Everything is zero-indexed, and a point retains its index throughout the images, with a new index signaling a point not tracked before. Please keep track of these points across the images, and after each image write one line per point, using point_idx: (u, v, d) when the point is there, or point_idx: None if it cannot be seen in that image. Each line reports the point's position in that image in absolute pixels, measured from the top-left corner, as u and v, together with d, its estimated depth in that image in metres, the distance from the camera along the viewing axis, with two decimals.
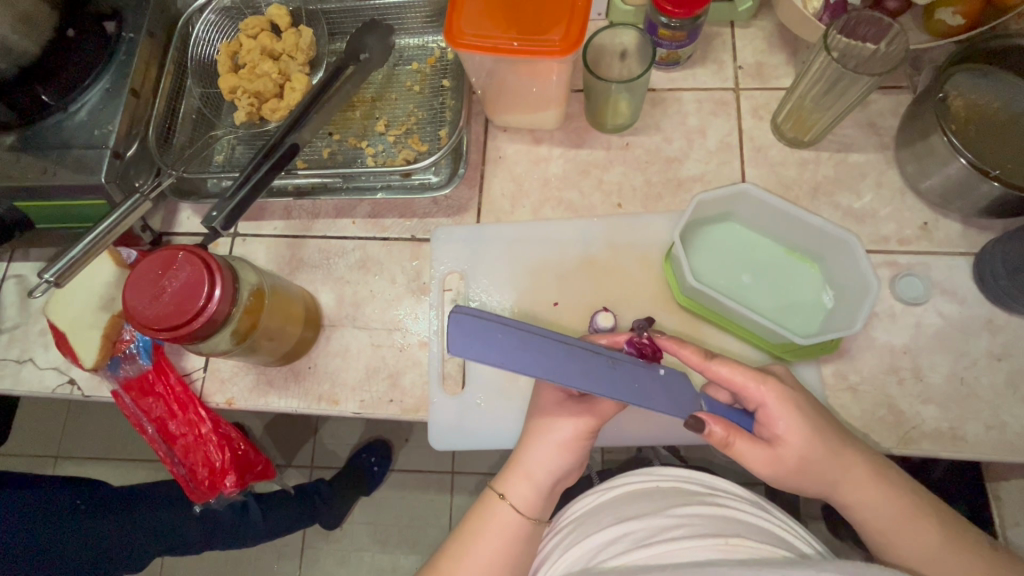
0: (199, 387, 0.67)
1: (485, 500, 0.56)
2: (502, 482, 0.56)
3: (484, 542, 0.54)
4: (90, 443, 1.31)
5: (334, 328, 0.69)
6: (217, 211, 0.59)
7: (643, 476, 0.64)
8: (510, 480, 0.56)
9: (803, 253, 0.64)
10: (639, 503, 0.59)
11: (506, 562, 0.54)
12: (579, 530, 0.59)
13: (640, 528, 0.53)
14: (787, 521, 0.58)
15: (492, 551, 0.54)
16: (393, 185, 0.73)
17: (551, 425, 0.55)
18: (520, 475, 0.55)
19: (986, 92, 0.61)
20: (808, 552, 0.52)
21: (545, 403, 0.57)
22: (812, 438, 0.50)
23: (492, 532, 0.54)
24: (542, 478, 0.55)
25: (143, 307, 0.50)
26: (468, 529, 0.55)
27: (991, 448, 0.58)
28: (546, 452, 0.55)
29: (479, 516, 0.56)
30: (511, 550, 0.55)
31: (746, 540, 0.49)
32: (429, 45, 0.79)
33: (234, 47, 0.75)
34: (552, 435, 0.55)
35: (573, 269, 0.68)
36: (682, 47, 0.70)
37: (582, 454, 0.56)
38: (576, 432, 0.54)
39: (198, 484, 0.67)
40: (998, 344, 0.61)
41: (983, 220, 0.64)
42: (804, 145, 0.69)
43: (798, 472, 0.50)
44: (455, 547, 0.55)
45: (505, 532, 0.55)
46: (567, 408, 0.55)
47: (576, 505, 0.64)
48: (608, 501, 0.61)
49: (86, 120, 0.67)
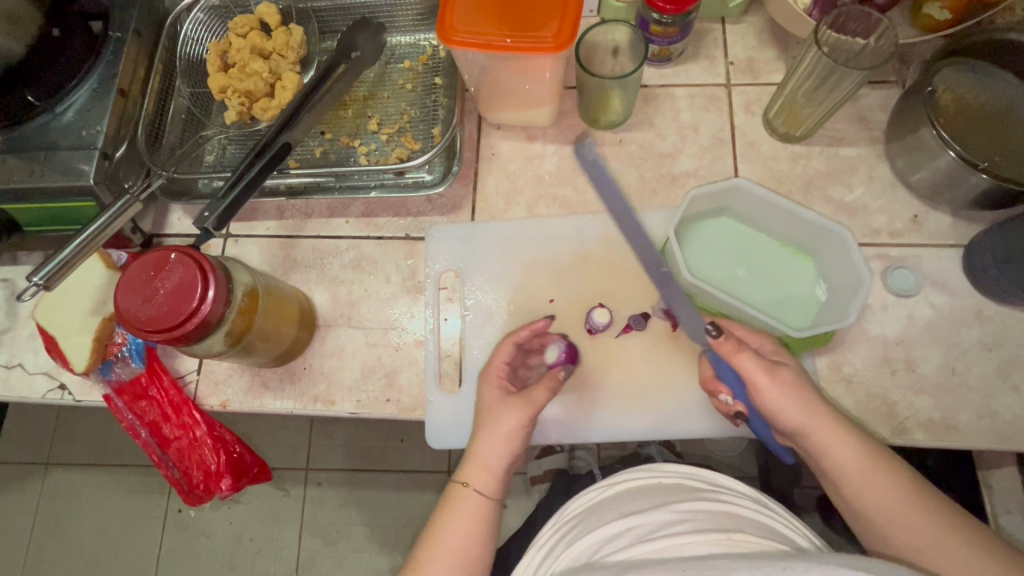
0: (193, 390, 0.66)
1: (451, 493, 0.57)
2: (462, 472, 0.57)
3: (454, 533, 0.55)
4: (80, 450, 1.30)
5: (329, 328, 0.68)
6: (208, 211, 0.59)
7: (645, 472, 0.63)
8: (468, 468, 0.57)
9: (796, 247, 0.64)
10: (642, 499, 0.58)
11: (475, 556, 0.55)
12: (581, 525, 0.58)
13: (642, 523, 0.53)
14: (785, 515, 0.58)
15: (459, 546, 0.54)
16: (387, 184, 0.72)
17: (493, 414, 0.58)
18: (476, 462, 0.57)
19: (975, 86, 0.62)
20: (805, 546, 0.53)
21: (489, 398, 0.59)
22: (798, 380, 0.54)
23: (458, 522, 0.55)
24: (497, 465, 0.57)
25: (134, 309, 0.49)
26: (440, 519, 0.56)
27: (983, 437, 0.58)
28: (495, 440, 0.57)
29: (448, 504, 0.56)
30: (477, 540, 0.55)
31: (748, 536, 0.50)
32: (421, 43, 0.79)
33: (223, 47, 0.74)
34: (497, 425, 0.57)
35: (568, 265, 0.68)
36: (674, 43, 0.70)
37: (522, 439, 0.58)
38: (506, 417, 0.57)
39: (193, 487, 0.67)
40: (987, 335, 0.61)
41: (971, 212, 0.65)
42: (796, 140, 0.70)
43: (792, 416, 0.53)
44: (428, 541, 0.55)
45: (471, 519, 0.55)
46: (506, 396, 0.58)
47: (577, 500, 0.63)
48: (611, 496, 0.61)
49: (73, 120, 0.66)
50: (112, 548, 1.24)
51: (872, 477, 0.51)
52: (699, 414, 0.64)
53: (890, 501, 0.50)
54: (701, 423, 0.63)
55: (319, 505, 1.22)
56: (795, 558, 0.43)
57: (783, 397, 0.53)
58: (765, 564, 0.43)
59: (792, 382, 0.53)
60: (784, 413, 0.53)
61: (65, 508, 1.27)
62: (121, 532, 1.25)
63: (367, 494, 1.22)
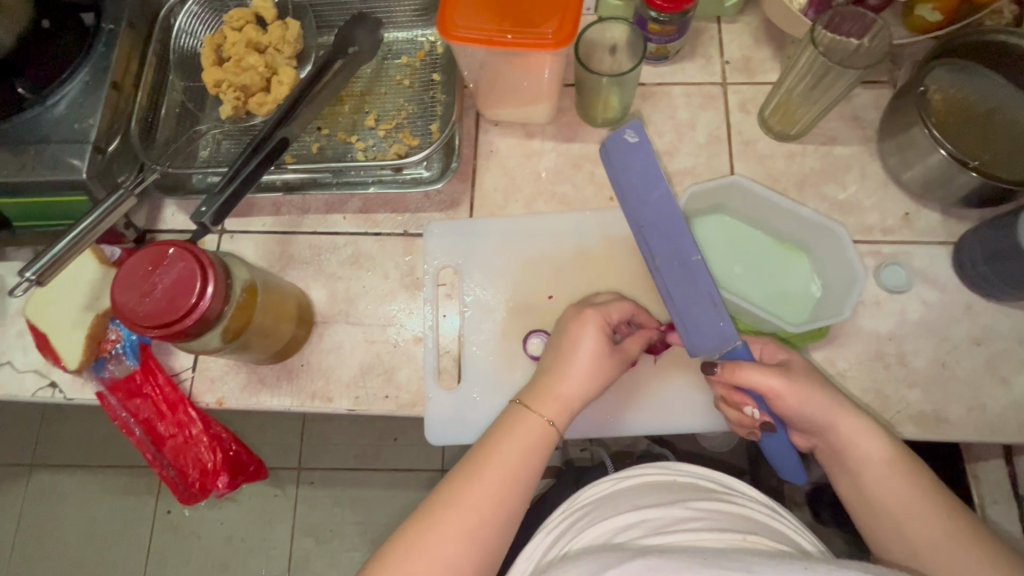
0: (188, 387, 0.65)
1: (513, 412, 0.56)
2: (533, 396, 0.56)
3: (508, 449, 0.54)
4: (66, 451, 1.27)
5: (326, 325, 0.68)
6: (206, 206, 0.59)
7: (656, 468, 0.64)
8: (545, 395, 0.56)
9: (792, 244, 0.65)
10: (655, 494, 0.59)
11: (525, 479, 0.54)
12: (594, 512, 0.58)
13: (658, 515, 0.54)
14: (792, 522, 0.59)
15: (511, 464, 0.53)
16: (384, 179, 0.72)
17: (592, 346, 0.57)
18: (557, 391, 0.56)
19: (964, 86, 0.63)
20: (811, 550, 0.54)
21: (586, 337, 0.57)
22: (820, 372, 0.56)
23: (516, 440, 0.54)
24: (577, 401, 0.56)
25: (131, 304, 0.48)
26: (493, 437, 0.55)
27: (972, 429, 0.60)
28: (582, 370, 0.56)
29: (507, 424, 0.55)
30: (530, 463, 0.54)
31: (762, 539, 0.51)
32: (418, 39, 0.79)
33: (218, 40, 0.73)
34: (589, 352, 0.57)
35: (567, 262, 0.68)
36: (672, 42, 0.71)
37: (605, 379, 0.57)
38: (599, 352, 0.57)
39: (188, 486, 0.66)
40: (976, 329, 0.63)
41: (960, 210, 0.66)
42: (790, 139, 0.71)
43: (813, 411, 0.53)
44: (473, 458, 0.54)
45: (531, 443, 0.54)
46: (603, 326, 0.58)
47: (589, 490, 0.63)
48: (625, 488, 0.61)
49: (65, 113, 0.64)
50: (99, 550, 1.22)
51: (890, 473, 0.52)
52: (696, 407, 0.64)
53: (909, 500, 0.51)
54: (698, 414, 0.64)
55: (312, 504, 1.21)
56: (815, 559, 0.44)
57: (799, 398, 0.53)
58: (788, 561, 0.44)
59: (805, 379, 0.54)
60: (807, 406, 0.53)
61: (51, 510, 1.25)
62: (110, 533, 1.23)
63: (360, 492, 1.21)
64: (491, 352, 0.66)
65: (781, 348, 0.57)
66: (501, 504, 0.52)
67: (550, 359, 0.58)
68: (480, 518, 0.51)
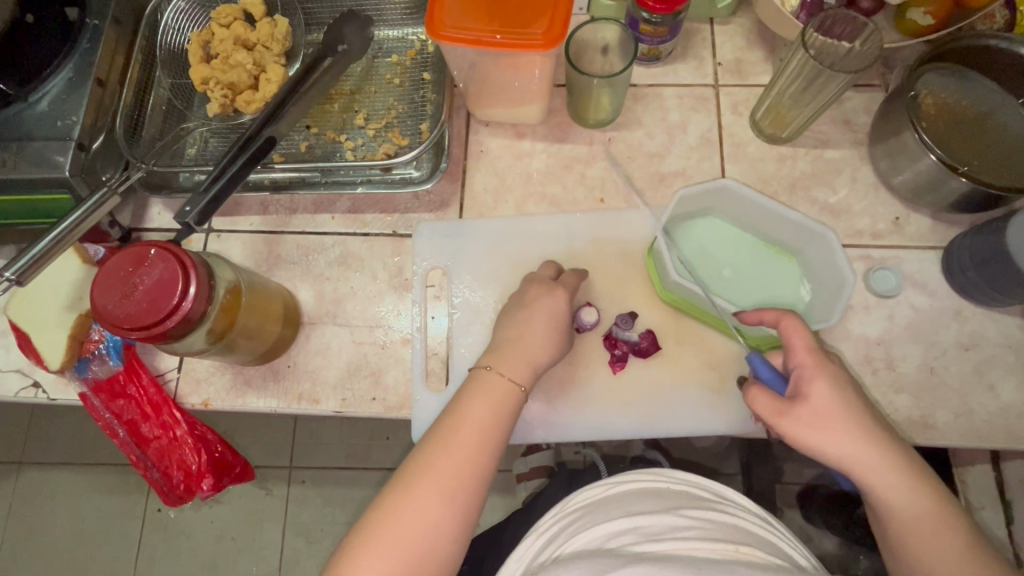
0: (173, 388, 0.65)
1: (477, 376, 0.56)
2: (495, 359, 0.57)
3: (475, 409, 0.54)
4: (54, 448, 1.26)
5: (314, 326, 0.67)
6: (191, 206, 0.58)
7: (649, 475, 0.63)
8: (506, 355, 0.57)
9: (782, 247, 0.64)
10: (649, 501, 0.58)
11: (494, 437, 0.53)
12: (588, 517, 0.58)
13: (652, 523, 0.54)
14: (784, 533, 0.59)
15: (479, 424, 0.53)
16: (373, 180, 0.71)
17: (555, 308, 0.59)
18: (522, 353, 0.57)
19: (956, 91, 0.63)
20: (805, 566, 0.54)
21: (543, 300, 0.59)
22: (849, 406, 0.50)
23: (481, 399, 0.54)
24: (538, 360, 0.57)
25: (112, 306, 0.48)
26: (461, 401, 0.55)
27: (959, 435, 0.60)
28: (542, 328, 0.58)
29: (473, 387, 0.55)
30: (498, 421, 0.54)
31: (754, 550, 0.51)
32: (409, 37, 0.78)
33: (206, 37, 0.73)
34: (547, 310, 0.59)
35: (557, 264, 0.68)
36: (664, 43, 0.71)
37: (564, 341, 0.59)
38: (557, 315, 0.59)
39: (173, 488, 0.66)
40: (964, 335, 0.63)
41: (950, 214, 0.66)
42: (782, 142, 0.71)
43: (836, 452, 0.49)
44: (444, 424, 0.53)
45: (497, 402, 0.54)
46: (563, 292, 0.60)
47: (584, 492, 0.63)
48: (619, 493, 0.61)
49: (47, 110, 0.64)
50: (88, 549, 1.21)
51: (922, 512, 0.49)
52: (685, 411, 0.63)
53: (931, 547, 0.48)
54: (688, 418, 0.63)
55: (302, 503, 1.21)
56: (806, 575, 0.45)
57: (818, 435, 0.50)
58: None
59: (829, 418, 0.49)
60: (824, 446, 0.49)
61: (39, 508, 1.24)
62: (99, 533, 1.22)
63: (351, 492, 1.21)
64: (479, 354, 0.66)
65: (812, 382, 0.50)
66: (472, 465, 0.51)
67: (510, 325, 0.59)
68: (454, 480, 0.51)
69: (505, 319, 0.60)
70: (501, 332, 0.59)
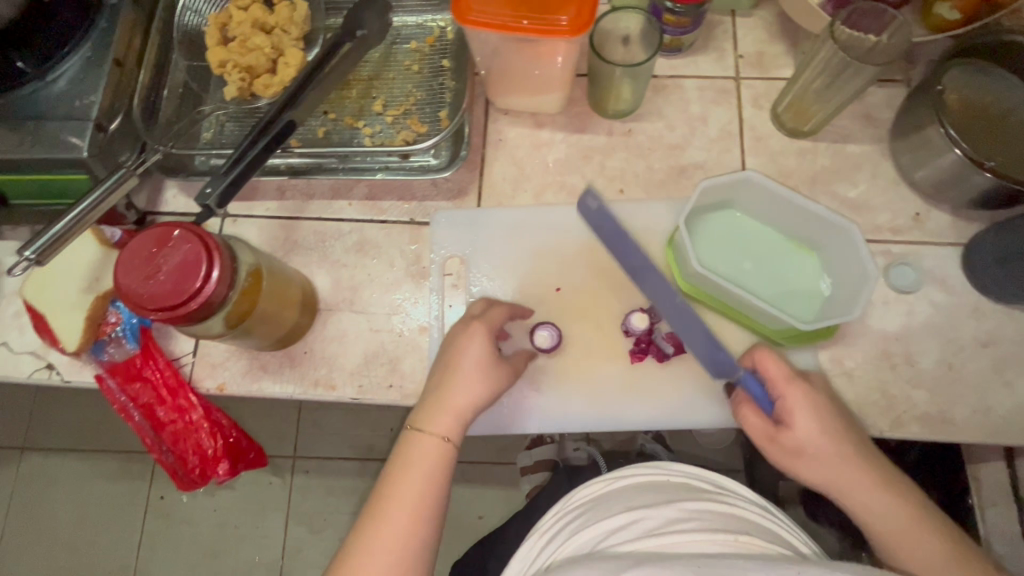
0: (188, 372, 0.64)
1: (408, 440, 0.54)
2: (420, 418, 0.55)
3: (413, 476, 0.52)
4: (57, 434, 1.26)
5: (330, 312, 0.67)
6: (211, 188, 0.58)
7: (649, 469, 0.63)
8: (436, 415, 0.54)
9: (801, 242, 0.64)
10: (649, 495, 0.58)
11: (430, 501, 0.52)
12: (585, 515, 0.58)
13: (649, 518, 0.53)
14: (785, 522, 0.58)
15: (421, 492, 0.52)
16: (391, 166, 0.71)
17: (470, 359, 0.56)
18: (443, 407, 0.55)
19: (981, 87, 0.63)
20: (806, 553, 0.54)
21: (469, 349, 0.56)
22: (831, 435, 0.52)
23: (418, 467, 0.53)
24: (463, 410, 0.55)
25: (135, 286, 0.47)
26: (395, 470, 0.53)
27: (977, 431, 0.60)
28: (466, 382, 0.55)
29: (406, 454, 0.53)
30: (434, 486, 0.52)
31: (755, 539, 0.50)
32: (428, 24, 0.77)
33: (224, 19, 0.72)
34: (466, 361, 0.55)
35: (576, 254, 0.68)
36: (686, 34, 0.70)
37: (494, 383, 0.56)
38: (480, 363, 0.56)
39: (188, 471, 0.66)
40: (984, 332, 0.63)
41: (971, 211, 0.66)
42: (803, 135, 0.70)
43: (818, 469, 0.52)
44: (381, 495, 0.52)
45: (428, 467, 0.53)
46: (479, 333, 0.57)
47: (583, 489, 0.63)
48: (618, 489, 0.60)
49: (65, 90, 0.63)
50: (89, 536, 1.21)
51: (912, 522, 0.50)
52: (704, 404, 0.63)
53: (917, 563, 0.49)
54: (706, 410, 0.63)
55: (306, 492, 1.21)
56: (806, 561, 0.44)
57: (803, 450, 0.53)
58: (779, 564, 0.44)
59: (813, 436, 0.52)
60: (808, 472, 0.53)
61: (42, 493, 1.24)
62: (100, 519, 1.22)
63: (355, 482, 1.21)
64: None
65: (794, 411, 0.53)
66: (412, 536, 0.50)
67: (435, 374, 0.57)
68: (405, 535, 0.50)
69: (434, 365, 0.58)
70: (430, 385, 0.56)
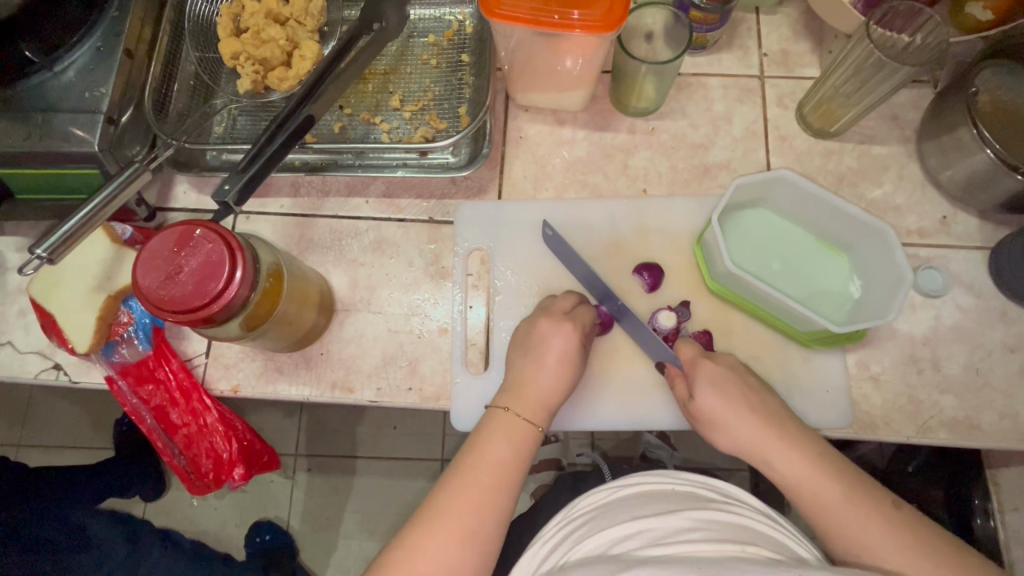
0: (201, 374, 0.63)
1: (491, 415, 0.55)
2: (507, 397, 0.56)
3: (494, 446, 0.53)
4: (55, 431, 1.24)
5: (347, 313, 0.66)
6: (229, 185, 0.56)
7: (654, 475, 0.58)
8: (523, 394, 0.56)
9: (833, 243, 0.64)
10: (654, 503, 0.54)
11: (512, 476, 0.52)
12: (585, 526, 0.54)
13: (654, 528, 0.49)
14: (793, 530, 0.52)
15: (500, 460, 0.52)
16: (410, 163, 0.69)
17: (548, 376, 0.56)
18: (533, 391, 0.56)
19: (1013, 87, 0.62)
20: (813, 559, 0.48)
21: (554, 341, 0.57)
22: (731, 403, 0.54)
23: (499, 435, 0.54)
24: (555, 397, 0.56)
25: (157, 287, 0.46)
26: (477, 437, 0.54)
27: (1004, 437, 0.59)
28: (552, 364, 0.56)
29: (487, 429, 0.54)
30: (518, 456, 0.53)
31: (763, 550, 0.47)
32: (446, 17, 0.75)
33: (236, 9, 0.70)
34: (558, 346, 0.57)
35: (599, 254, 0.66)
36: (713, 30, 0.69)
37: (578, 371, 0.58)
38: (566, 348, 0.57)
39: (201, 476, 0.63)
40: (1011, 336, 0.62)
41: (999, 215, 0.65)
42: (829, 136, 0.69)
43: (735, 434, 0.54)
44: (454, 474, 0.52)
45: (512, 439, 0.54)
46: (568, 324, 0.58)
47: (587, 497, 0.58)
48: (622, 498, 0.56)
49: (74, 81, 0.61)
50: None
51: (837, 495, 0.49)
52: None
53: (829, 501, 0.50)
54: None
55: (308, 490, 1.19)
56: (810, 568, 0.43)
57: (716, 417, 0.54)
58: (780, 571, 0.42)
59: (719, 402, 0.54)
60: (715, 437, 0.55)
61: None
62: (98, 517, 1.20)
63: (358, 481, 1.19)
64: None
65: (710, 387, 0.55)
66: (488, 511, 0.50)
67: (519, 359, 0.58)
68: (473, 523, 0.49)
69: (517, 351, 0.58)
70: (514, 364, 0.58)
